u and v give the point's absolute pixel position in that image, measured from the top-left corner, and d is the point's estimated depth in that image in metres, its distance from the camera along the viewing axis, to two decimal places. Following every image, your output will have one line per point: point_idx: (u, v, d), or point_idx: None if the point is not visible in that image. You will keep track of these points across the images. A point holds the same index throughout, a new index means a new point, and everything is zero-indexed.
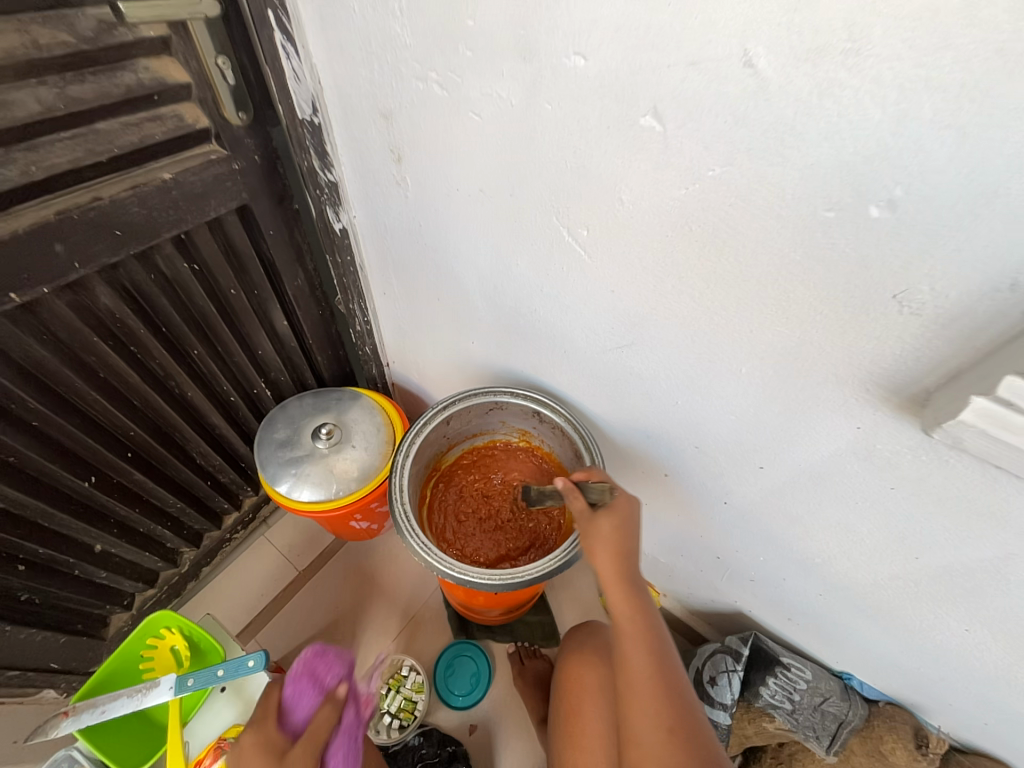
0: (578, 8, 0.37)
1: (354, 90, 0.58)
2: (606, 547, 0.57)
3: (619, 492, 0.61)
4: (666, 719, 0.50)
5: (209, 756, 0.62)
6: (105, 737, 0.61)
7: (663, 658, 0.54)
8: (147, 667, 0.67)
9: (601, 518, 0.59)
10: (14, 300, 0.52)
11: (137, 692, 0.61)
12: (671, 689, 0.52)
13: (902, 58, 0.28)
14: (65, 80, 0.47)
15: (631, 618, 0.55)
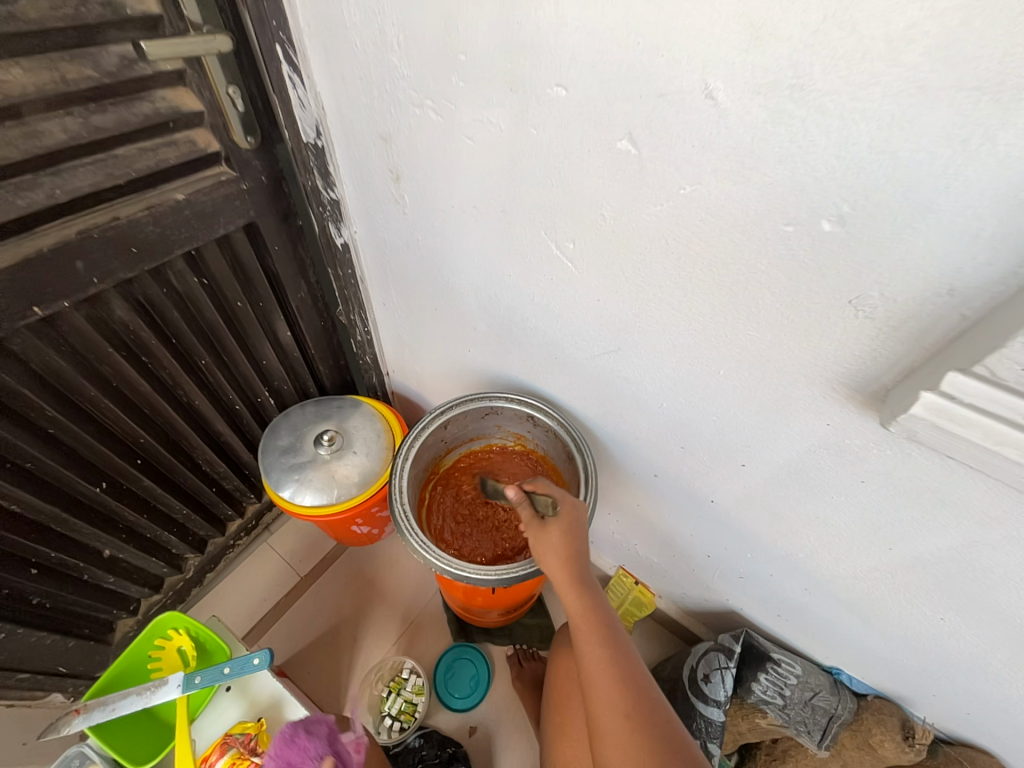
0: (559, 45, 0.41)
1: (356, 116, 0.62)
2: (556, 554, 0.61)
3: (564, 498, 0.65)
4: (622, 705, 0.55)
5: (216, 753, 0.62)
6: (116, 735, 0.63)
7: (616, 648, 0.59)
8: (155, 667, 0.70)
9: (551, 526, 0.62)
10: (38, 314, 0.55)
11: (146, 691, 0.64)
12: (627, 676, 0.57)
13: (841, 93, 0.31)
14: (88, 110, 0.51)
15: (584, 617, 0.60)
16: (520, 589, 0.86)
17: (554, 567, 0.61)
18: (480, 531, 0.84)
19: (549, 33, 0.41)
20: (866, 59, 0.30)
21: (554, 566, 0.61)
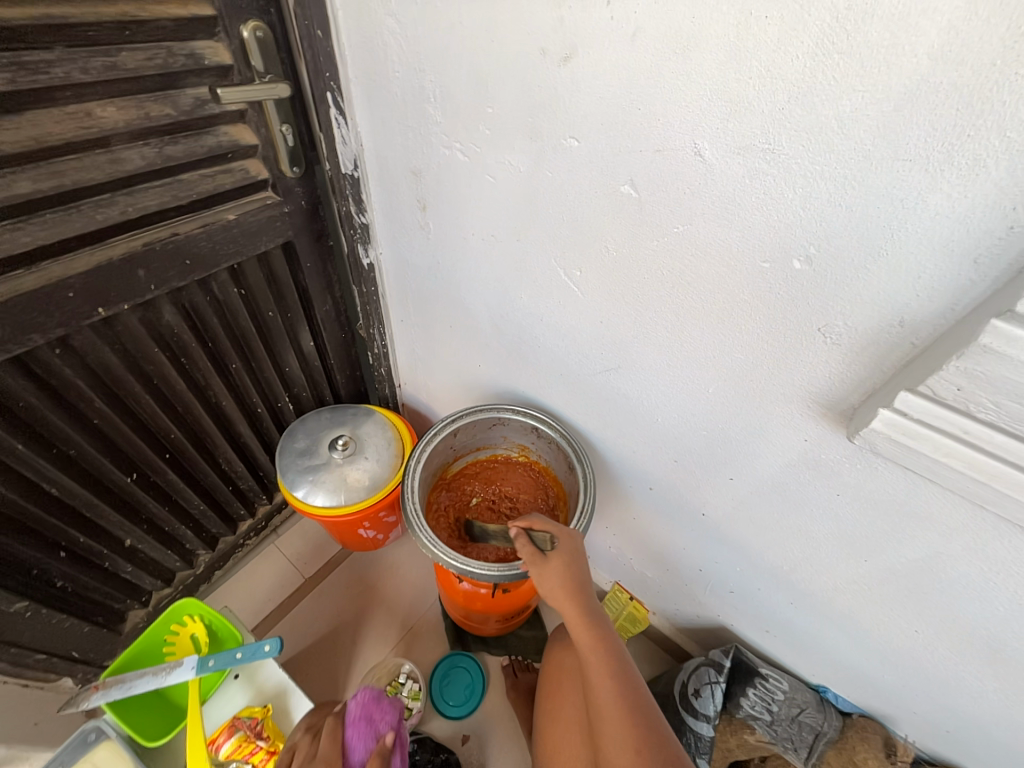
0: (574, 106, 0.48)
1: (391, 153, 0.70)
2: (562, 587, 0.64)
3: (562, 532, 0.68)
4: (632, 741, 0.57)
5: (225, 735, 0.71)
6: (130, 711, 0.71)
7: (626, 682, 0.62)
8: (169, 650, 0.75)
9: (552, 560, 0.65)
10: (100, 314, 0.61)
11: (160, 672, 0.68)
12: (636, 711, 0.60)
13: (806, 158, 0.38)
14: (163, 142, 0.59)
15: (594, 651, 0.63)
16: (520, 597, 0.89)
17: (561, 599, 0.64)
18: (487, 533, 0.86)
19: (566, 95, 0.48)
20: (826, 133, 0.36)
21: (560, 599, 0.64)
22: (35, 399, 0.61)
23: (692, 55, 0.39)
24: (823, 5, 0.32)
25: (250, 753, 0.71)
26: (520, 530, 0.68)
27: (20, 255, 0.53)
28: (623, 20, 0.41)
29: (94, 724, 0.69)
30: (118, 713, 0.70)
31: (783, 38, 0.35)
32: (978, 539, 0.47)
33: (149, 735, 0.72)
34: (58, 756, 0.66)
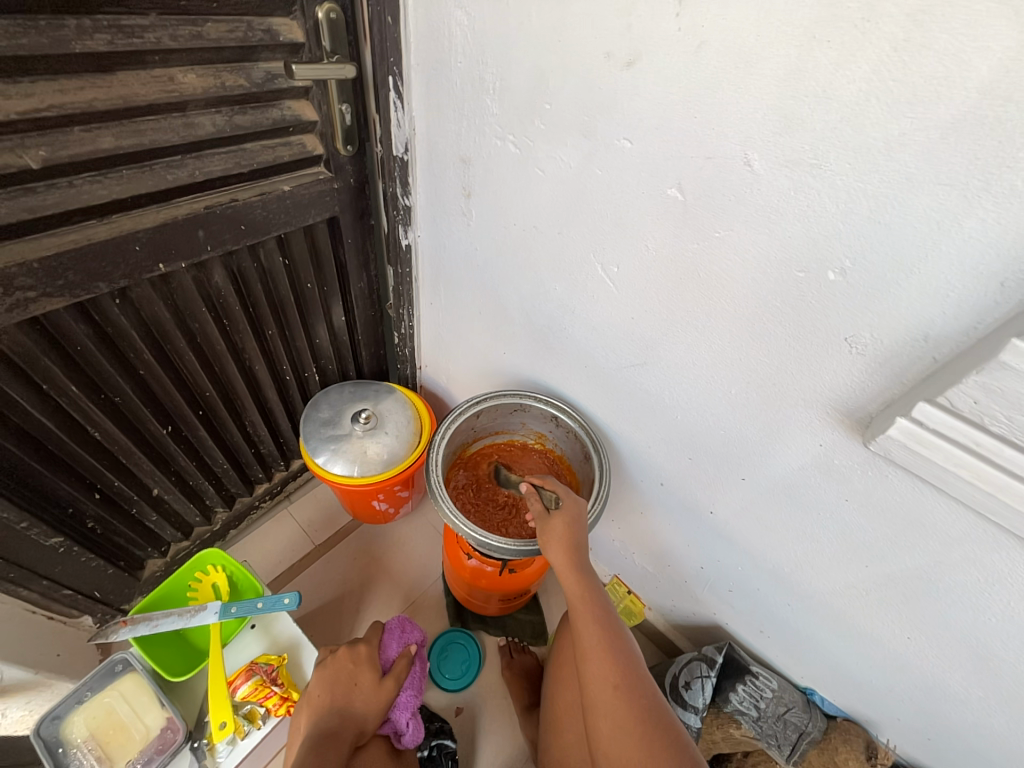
0: (630, 109, 0.51)
1: (442, 139, 0.73)
2: (560, 543, 0.67)
3: (567, 496, 0.72)
4: (611, 678, 0.61)
5: (242, 677, 0.76)
6: (154, 647, 0.77)
7: (608, 627, 0.65)
8: (192, 595, 0.82)
9: (554, 519, 0.69)
10: (160, 270, 0.65)
11: (185, 613, 0.75)
12: (618, 654, 0.63)
13: (851, 175, 0.41)
14: (233, 111, 0.61)
15: (582, 599, 0.66)
16: (524, 579, 0.93)
17: (557, 553, 0.66)
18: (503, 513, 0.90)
19: (624, 98, 0.51)
20: (873, 154, 0.39)
21: (557, 553, 0.66)
22: (92, 344, 0.65)
23: (751, 71, 0.42)
24: (885, 34, 0.35)
25: (264, 696, 0.75)
26: (531, 488, 0.74)
27: (96, 206, 0.56)
28: (689, 32, 0.43)
29: (122, 655, 0.76)
30: (144, 647, 0.76)
31: (842, 61, 0.37)
32: (979, 551, 0.50)
33: (172, 669, 0.78)
34: (88, 680, 0.73)
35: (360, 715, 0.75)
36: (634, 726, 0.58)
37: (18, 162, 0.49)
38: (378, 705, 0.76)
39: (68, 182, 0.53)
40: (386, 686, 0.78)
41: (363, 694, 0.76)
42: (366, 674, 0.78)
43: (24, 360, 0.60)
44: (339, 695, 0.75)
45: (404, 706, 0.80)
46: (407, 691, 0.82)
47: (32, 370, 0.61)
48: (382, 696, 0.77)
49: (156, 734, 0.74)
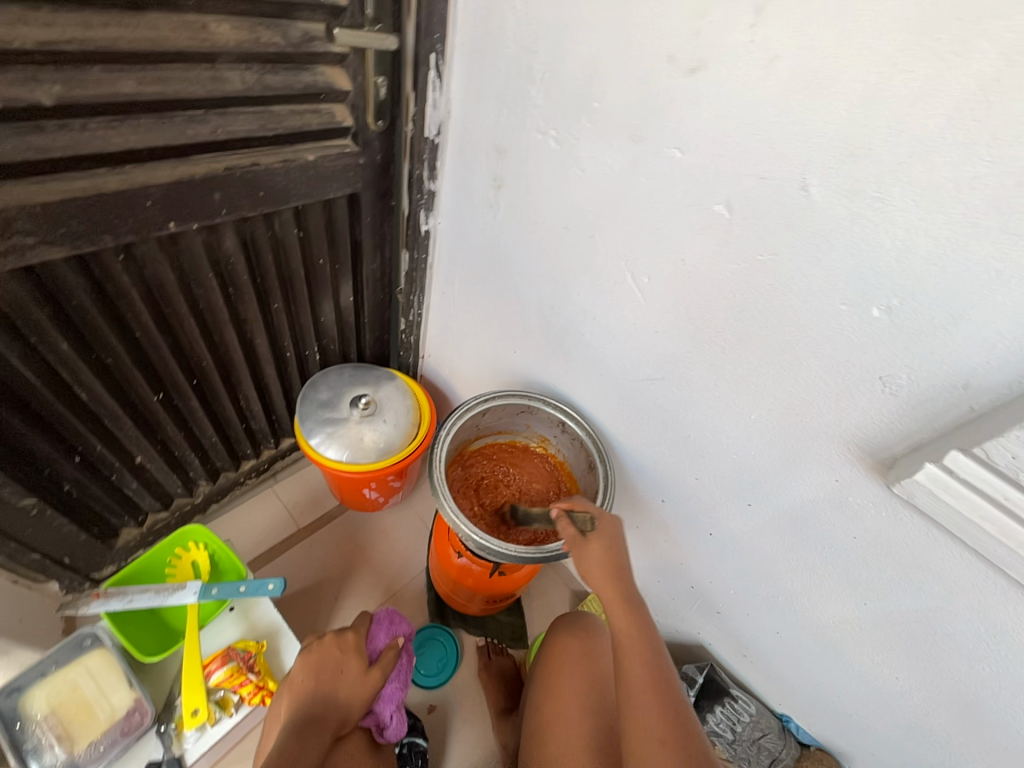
0: (686, 117, 0.49)
1: (478, 126, 0.70)
2: (603, 568, 0.66)
3: (606, 515, 0.70)
4: (658, 731, 0.57)
5: (218, 661, 0.74)
6: (127, 624, 0.75)
7: (658, 673, 0.61)
8: (170, 572, 0.80)
9: (592, 542, 0.67)
10: (171, 229, 0.61)
11: (162, 591, 0.73)
12: (666, 703, 0.59)
13: (914, 213, 0.40)
14: (264, 70, 0.58)
15: (629, 637, 0.63)
16: (512, 583, 0.91)
17: (602, 580, 0.65)
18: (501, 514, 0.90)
19: (682, 106, 0.49)
20: (939, 194, 0.38)
21: (601, 579, 0.65)
22: (89, 301, 0.61)
23: (824, 92, 0.40)
24: (972, 70, 0.34)
25: (238, 684, 0.73)
26: (562, 511, 0.70)
27: (109, 155, 0.52)
28: (762, 46, 0.42)
29: (92, 629, 0.74)
30: (115, 622, 0.74)
31: (922, 94, 0.36)
32: (984, 602, 0.50)
33: (144, 646, 0.76)
34: (54, 652, 0.70)
35: (344, 705, 0.70)
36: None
37: (30, 98, 0.45)
38: (363, 695, 0.71)
39: (82, 125, 0.49)
40: (373, 676, 0.73)
41: (348, 683, 0.71)
42: (353, 662, 0.73)
43: (14, 310, 0.56)
44: (324, 682, 0.70)
45: (389, 698, 0.75)
46: (393, 682, 0.76)
47: (20, 321, 0.57)
48: (368, 686, 0.72)
49: (122, 715, 0.71)
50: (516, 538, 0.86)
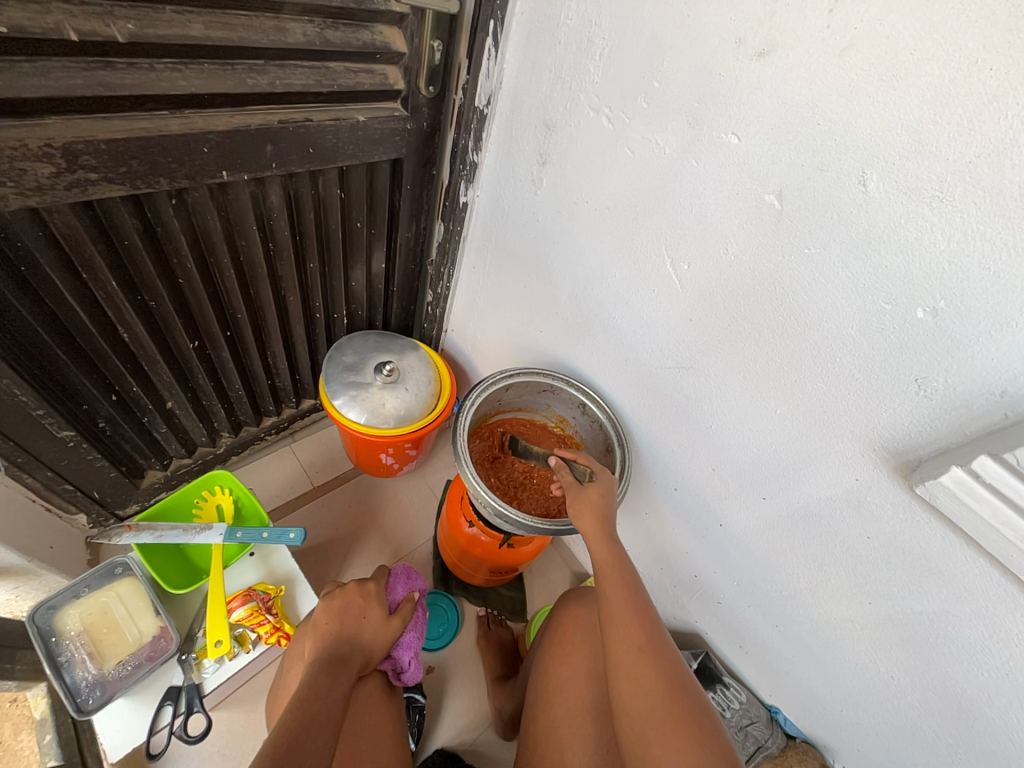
0: (748, 103, 0.49)
1: (529, 99, 0.70)
2: (592, 507, 0.70)
3: (601, 469, 0.74)
4: (636, 640, 0.61)
5: (240, 600, 0.78)
6: (156, 555, 0.80)
7: (635, 593, 0.65)
8: (197, 512, 0.85)
9: (588, 487, 0.72)
10: (222, 177, 0.62)
11: (190, 530, 0.78)
12: (643, 617, 0.63)
13: (973, 216, 0.40)
14: (326, 25, 0.58)
15: (610, 565, 0.66)
16: (518, 556, 0.94)
17: (588, 517, 0.69)
18: (517, 486, 0.93)
19: (744, 90, 0.48)
20: (1003, 197, 0.38)
21: (588, 515, 0.69)
22: (140, 240, 0.62)
23: (896, 86, 0.40)
24: None
25: (257, 622, 0.77)
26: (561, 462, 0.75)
27: (171, 97, 0.53)
28: (838, 32, 0.41)
29: (123, 559, 0.78)
30: (145, 553, 0.79)
31: (998, 95, 0.36)
32: (993, 609, 0.51)
33: (171, 578, 0.81)
34: (88, 576, 0.75)
35: (368, 646, 0.71)
36: (657, 684, 0.58)
37: (104, 32, 0.45)
38: (386, 639, 0.74)
39: (149, 65, 0.50)
40: (394, 623, 0.76)
41: (372, 627, 0.74)
42: (374, 609, 0.76)
43: (70, 244, 0.57)
44: (347, 626, 0.72)
45: (408, 644, 0.80)
46: (411, 632, 0.81)
47: (75, 255, 0.59)
48: (390, 632, 0.75)
49: (148, 640, 0.75)
50: (532, 508, 0.90)
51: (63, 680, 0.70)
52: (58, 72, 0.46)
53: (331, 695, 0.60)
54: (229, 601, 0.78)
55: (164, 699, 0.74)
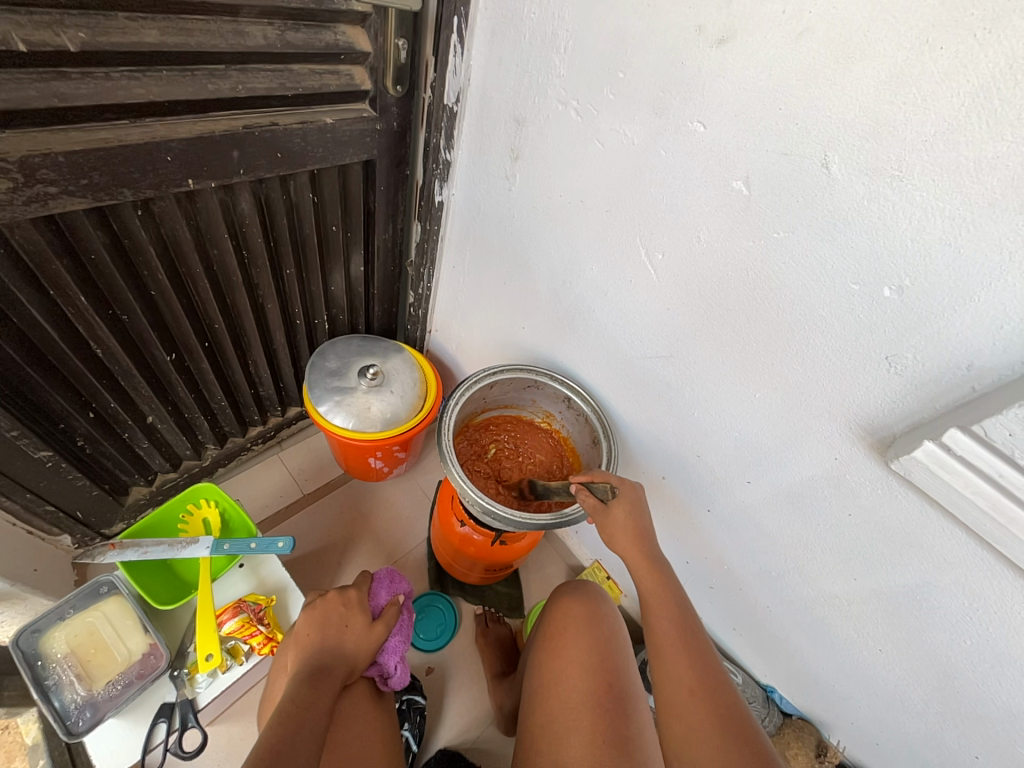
0: (711, 91, 0.49)
1: (498, 95, 0.70)
2: (626, 534, 0.70)
3: (626, 484, 0.73)
4: (688, 682, 0.62)
5: (230, 613, 0.78)
6: (142, 573, 0.79)
7: (685, 627, 0.67)
8: (183, 527, 0.84)
9: (614, 508, 0.71)
10: (188, 186, 0.61)
11: (176, 544, 0.77)
12: (695, 654, 0.64)
13: (932, 193, 0.40)
14: (286, 26, 0.57)
15: (656, 597, 0.68)
16: (512, 553, 0.94)
17: (625, 544, 0.70)
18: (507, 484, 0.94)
19: (707, 76, 0.49)
20: (959, 174, 0.38)
21: (627, 542, 0.70)
22: (108, 254, 0.61)
23: (852, 68, 0.40)
24: (999, 50, 0.34)
25: (249, 634, 0.77)
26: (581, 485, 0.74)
27: (130, 106, 0.52)
28: (793, 17, 0.41)
29: (108, 577, 0.77)
30: (131, 571, 0.78)
31: (950, 72, 0.36)
32: (971, 578, 0.52)
33: (159, 594, 0.81)
34: (73, 597, 0.74)
35: (351, 653, 0.72)
36: (710, 730, 0.58)
37: (54, 41, 0.44)
38: (369, 646, 0.74)
39: (105, 74, 0.49)
40: (377, 629, 0.76)
41: (354, 634, 0.74)
42: (357, 617, 0.76)
43: (35, 261, 0.56)
44: (330, 635, 0.72)
45: (393, 649, 0.79)
46: (396, 636, 0.81)
47: (41, 272, 0.57)
48: (374, 637, 0.75)
49: (138, 658, 0.75)
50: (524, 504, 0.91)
51: (52, 704, 0.69)
52: (10, 84, 0.45)
53: (315, 706, 0.60)
54: (218, 615, 0.78)
55: (157, 717, 0.74)
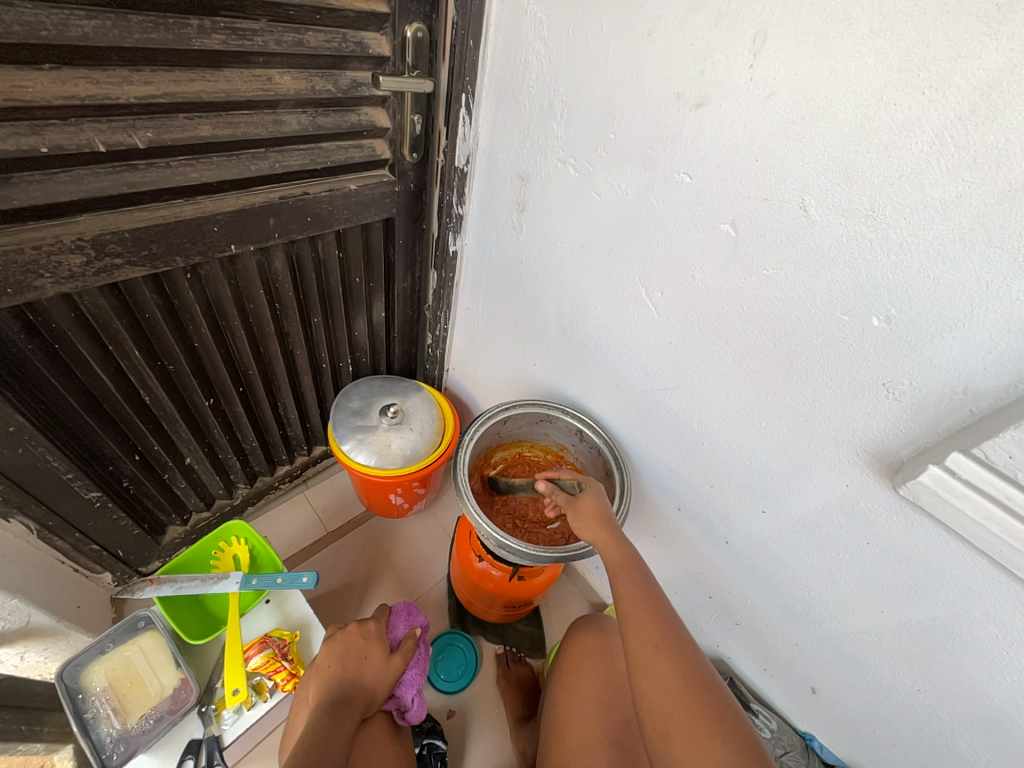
0: (693, 147, 0.54)
1: (503, 156, 0.77)
2: (594, 516, 0.72)
3: (587, 481, 0.78)
4: (651, 637, 0.60)
5: (256, 647, 0.80)
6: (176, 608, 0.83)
7: (649, 590, 0.65)
8: (214, 563, 0.88)
9: (582, 498, 0.74)
10: (231, 251, 0.69)
11: (208, 580, 0.80)
12: (660, 614, 0.62)
13: (906, 230, 0.43)
14: (318, 113, 0.65)
15: (620, 564, 0.67)
16: (530, 589, 0.94)
17: (593, 527, 0.71)
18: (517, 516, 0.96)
19: (690, 134, 0.53)
20: (928, 212, 0.41)
21: (591, 521, 0.71)
22: (159, 313, 0.69)
23: (817, 125, 0.44)
24: (950, 103, 0.37)
25: (273, 670, 0.79)
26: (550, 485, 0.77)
27: (185, 187, 0.60)
28: (761, 83, 0.46)
29: (145, 612, 0.81)
30: (167, 606, 0.82)
31: (906, 124, 0.40)
32: (1000, 608, 0.50)
33: (191, 629, 0.84)
34: (112, 632, 0.78)
35: (370, 687, 0.73)
36: (678, 682, 0.56)
37: (127, 141, 0.53)
38: (387, 679, 0.75)
39: (166, 163, 0.58)
40: (396, 661, 0.77)
41: (374, 667, 0.75)
42: (376, 649, 0.77)
43: (98, 321, 0.64)
44: (350, 667, 0.73)
45: (410, 682, 0.79)
46: (414, 668, 0.81)
47: (103, 330, 0.65)
48: (392, 671, 0.76)
49: (170, 693, 0.77)
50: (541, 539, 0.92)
51: (89, 737, 0.71)
52: (88, 177, 0.53)
53: (334, 739, 0.62)
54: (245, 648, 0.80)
55: (185, 754, 0.76)
